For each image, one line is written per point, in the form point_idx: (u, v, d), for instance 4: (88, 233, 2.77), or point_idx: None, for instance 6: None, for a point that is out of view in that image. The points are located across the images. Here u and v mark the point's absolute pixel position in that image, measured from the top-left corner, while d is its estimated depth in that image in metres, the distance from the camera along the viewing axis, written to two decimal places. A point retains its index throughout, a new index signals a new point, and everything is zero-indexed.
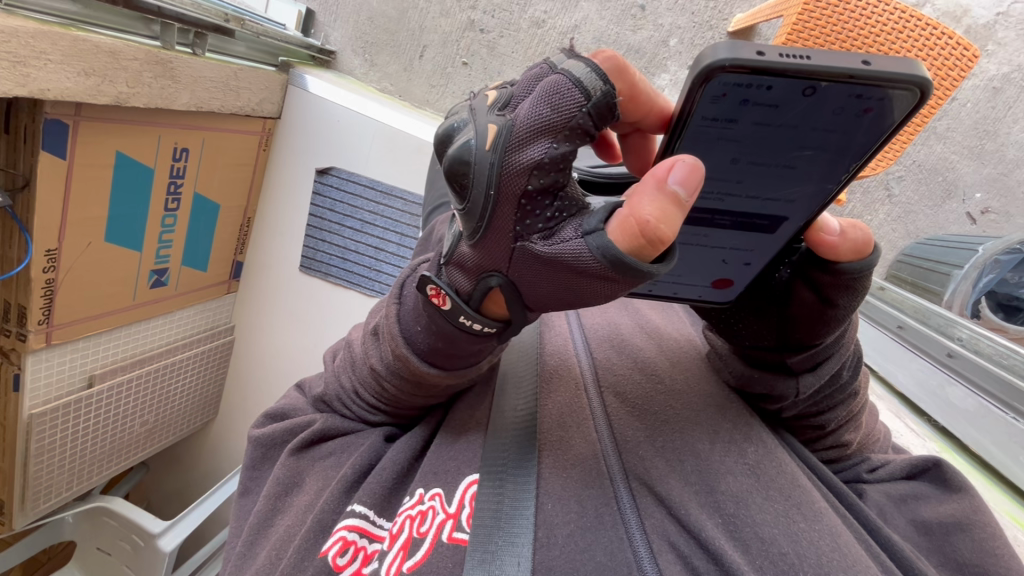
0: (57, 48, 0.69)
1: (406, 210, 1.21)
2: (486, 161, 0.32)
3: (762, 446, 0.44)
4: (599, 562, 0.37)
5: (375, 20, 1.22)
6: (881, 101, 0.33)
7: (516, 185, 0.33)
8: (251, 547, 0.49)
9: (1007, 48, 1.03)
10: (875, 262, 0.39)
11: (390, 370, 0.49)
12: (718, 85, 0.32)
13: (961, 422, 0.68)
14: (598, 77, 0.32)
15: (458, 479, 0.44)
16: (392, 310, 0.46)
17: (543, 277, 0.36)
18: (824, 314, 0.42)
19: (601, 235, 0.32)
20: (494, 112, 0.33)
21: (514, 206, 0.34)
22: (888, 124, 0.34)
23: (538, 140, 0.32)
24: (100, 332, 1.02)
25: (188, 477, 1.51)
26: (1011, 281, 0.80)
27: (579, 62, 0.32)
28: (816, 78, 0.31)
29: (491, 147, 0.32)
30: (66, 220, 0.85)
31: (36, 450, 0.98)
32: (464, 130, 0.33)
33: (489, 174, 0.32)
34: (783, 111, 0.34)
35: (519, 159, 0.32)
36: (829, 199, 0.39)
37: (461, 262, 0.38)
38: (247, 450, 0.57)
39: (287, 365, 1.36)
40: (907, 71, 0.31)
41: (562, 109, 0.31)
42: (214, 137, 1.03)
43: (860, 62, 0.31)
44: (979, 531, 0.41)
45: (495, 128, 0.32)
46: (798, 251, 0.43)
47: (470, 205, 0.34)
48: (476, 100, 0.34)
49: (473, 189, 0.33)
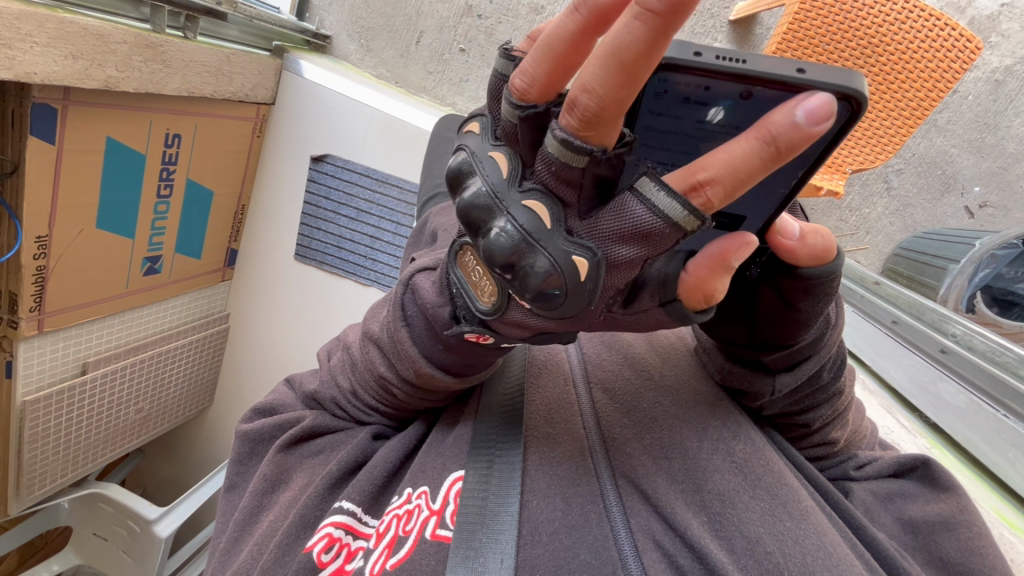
0: (43, 30, 0.68)
1: (402, 199, 1.19)
2: (584, 292, 0.32)
3: (749, 445, 0.43)
4: (584, 560, 0.37)
5: (372, 5, 1.19)
6: (825, 108, 0.30)
7: (609, 291, 0.34)
8: (236, 542, 0.50)
9: (1010, 40, 1.01)
10: (837, 267, 0.39)
11: (402, 378, 0.48)
12: (657, 82, 0.32)
13: (951, 418, 0.68)
14: (695, 217, 0.29)
15: (442, 476, 0.44)
16: (401, 333, 0.45)
17: (618, 325, 0.38)
18: (789, 316, 0.41)
19: (676, 304, 0.35)
20: (574, 244, 0.32)
21: (607, 297, 0.34)
22: (834, 134, 0.31)
23: (632, 263, 0.32)
24: (93, 319, 1.01)
25: (184, 465, 1.52)
26: (1007, 276, 0.81)
27: (673, 199, 0.30)
28: (751, 82, 0.30)
29: (586, 279, 0.32)
30: (55, 207, 0.83)
31: (30, 436, 0.98)
32: (536, 263, 0.31)
33: (588, 298, 0.33)
34: (726, 113, 0.32)
35: (616, 275, 0.33)
36: (787, 202, 0.36)
37: (519, 323, 0.37)
38: (235, 446, 0.57)
39: (283, 354, 1.36)
40: (844, 81, 0.28)
41: (659, 244, 0.31)
42: (205, 123, 1.02)
43: (794, 70, 0.28)
44: (965, 531, 0.41)
45: (586, 263, 0.32)
46: (766, 252, 0.41)
47: (559, 313, 0.34)
48: (523, 217, 0.32)
49: (568, 309, 0.33)
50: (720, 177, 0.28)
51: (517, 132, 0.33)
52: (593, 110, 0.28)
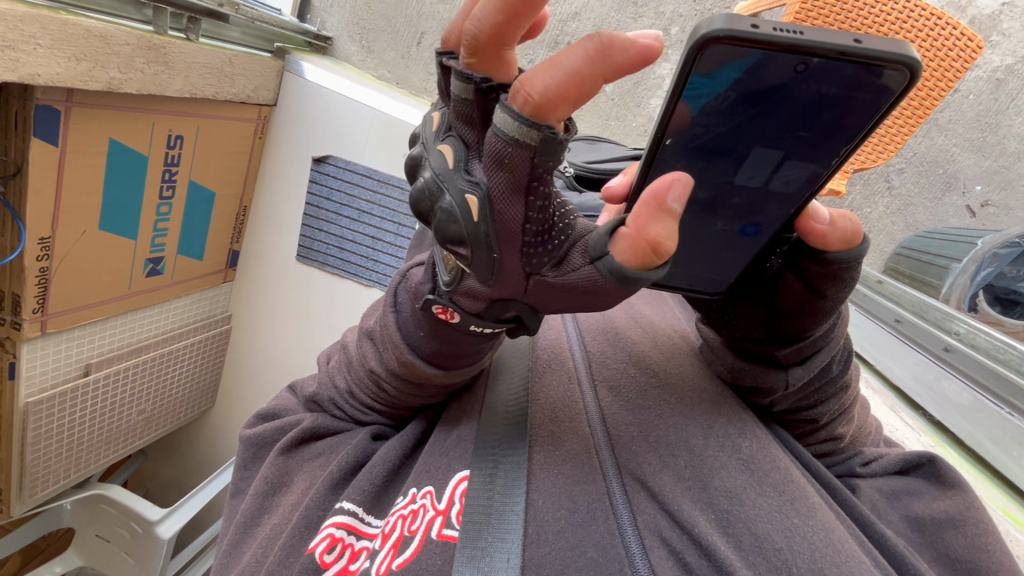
0: (46, 32, 0.68)
1: (404, 200, 1.19)
2: (478, 231, 0.31)
3: (755, 441, 0.43)
4: (591, 558, 0.37)
5: (373, 7, 1.20)
6: (874, 82, 0.32)
7: (512, 236, 0.32)
8: (237, 545, 0.50)
9: (1011, 39, 1.01)
10: (864, 251, 0.39)
11: (390, 371, 0.48)
12: (714, 56, 0.32)
13: (956, 416, 0.68)
14: (532, 127, 0.28)
15: (448, 476, 0.44)
16: (390, 319, 0.46)
17: (559, 298, 0.35)
18: (813, 304, 0.41)
19: (608, 258, 0.32)
20: (463, 178, 0.31)
21: (514, 244, 0.32)
22: (879, 109, 0.33)
23: (517, 199, 0.31)
24: (96, 320, 1.01)
25: (186, 467, 1.52)
26: (1009, 275, 0.80)
27: (507, 115, 0.28)
28: (809, 53, 0.31)
29: (478, 218, 0.31)
30: (59, 208, 0.84)
31: (33, 437, 0.98)
32: (436, 198, 0.31)
33: (486, 241, 0.32)
34: (777, 87, 0.34)
35: (506, 215, 0.31)
36: (821, 186, 0.38)
37: (469, 291, 0.37)
38: (238, 450, 0.57)
39: (285, 355, 1.36)
40: (899, 51, 0.31)
41: (520, 168, 0.29)
42: (207, 124, 1.02)
43: (853, 40, 0.31)
44: (972, 527, 0.41)
45: (475, 199, 0.31)
46: (789, 240, 0.42)
47: (473, 264, 0.33)
48: (432, 159, 0.32)
49: (473, 252, 0.32)
50: (543, 76, 0.26)
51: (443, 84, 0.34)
52: (479, 41, 0.27)
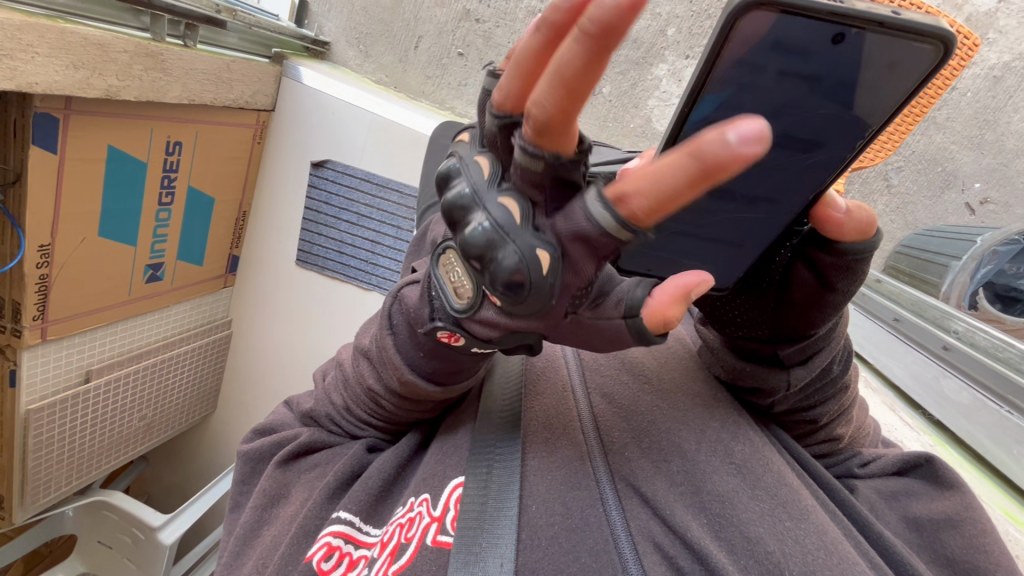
0: (44, 41, 0.69)
1: (402, 204, 1.19)
2: (546, 287, 0.33)
3: (749, 445, 0.43)
4: (585, 563, 0.37)
5: (370, 12, 1.20)
6: (908, 54, 0.33)
7: (571, 288, 0.35)
8: (235, 557, 0.50)
9: (1008, 36, 1.01)
10: (876, 243, 0.39)
11: (389, 389, 0.48)
12: (751, 24, 0.32)
13: (955, 415, 0.68)
14: (625, 227, 0.30)
15: (444, 482, 0.44)
16: (387, 340, 0.46)
17: (584, 335, 0.39)
18: (824, 298, 0.42)
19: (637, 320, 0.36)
20: (538, 238, 0.32)
21: (569, 295, 0.35)
22: (912, 83, 0.34)
23: (586, 260, 0.33)
24: (95, 328, 1.01)
25: (187, 474, 1.52)
26: (1009, 272, 0.80)
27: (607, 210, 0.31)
28: (848, 22, 0.32)
29: (548, 274, 0.32)
30: (59, 214, 0.84)
31: (35, 445, 0.98)
32: (503, 250, 0.32)
33: (549, 293, 0.33)
34: (811, 59, 0.34)
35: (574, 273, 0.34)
36: (844, 168, 0.38)
37: (485, 321, 0.37)
38: (236, 465, 0.57)
39: (285, 361, 1.36)
40: (935, 22, 0.32)
41: (601, 242, 0.32)
42: (205, 130, 1.02)
43: (891, 11, 0.31)
44: (970, 528, 0.41)
45: (548, 257, 0.32)
46: (800, 232, 0.41)
47: (523, 309, 0.34)
48: (495, 212, 0.32)
49: (532, 302, 0.33)
50: (645, 185, 0.28)
51: (496, 138, 0.34)
52: (547, 124, 0.29)
